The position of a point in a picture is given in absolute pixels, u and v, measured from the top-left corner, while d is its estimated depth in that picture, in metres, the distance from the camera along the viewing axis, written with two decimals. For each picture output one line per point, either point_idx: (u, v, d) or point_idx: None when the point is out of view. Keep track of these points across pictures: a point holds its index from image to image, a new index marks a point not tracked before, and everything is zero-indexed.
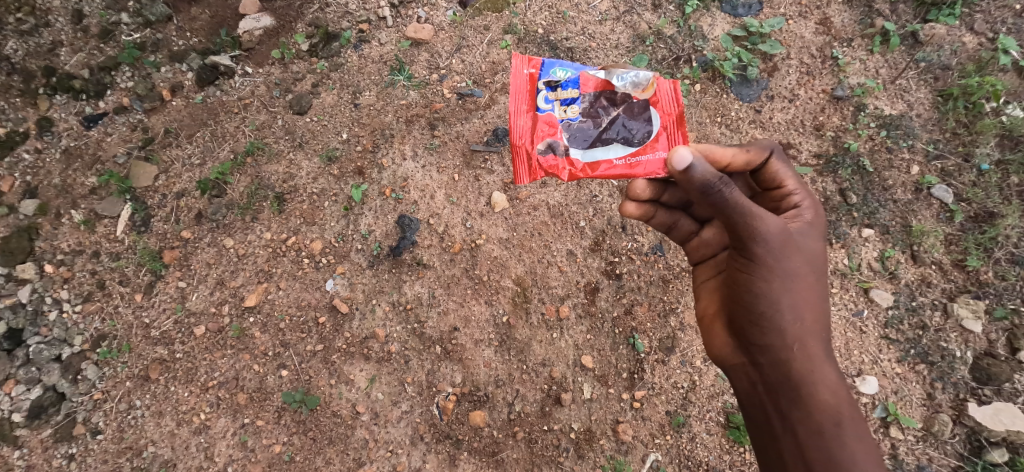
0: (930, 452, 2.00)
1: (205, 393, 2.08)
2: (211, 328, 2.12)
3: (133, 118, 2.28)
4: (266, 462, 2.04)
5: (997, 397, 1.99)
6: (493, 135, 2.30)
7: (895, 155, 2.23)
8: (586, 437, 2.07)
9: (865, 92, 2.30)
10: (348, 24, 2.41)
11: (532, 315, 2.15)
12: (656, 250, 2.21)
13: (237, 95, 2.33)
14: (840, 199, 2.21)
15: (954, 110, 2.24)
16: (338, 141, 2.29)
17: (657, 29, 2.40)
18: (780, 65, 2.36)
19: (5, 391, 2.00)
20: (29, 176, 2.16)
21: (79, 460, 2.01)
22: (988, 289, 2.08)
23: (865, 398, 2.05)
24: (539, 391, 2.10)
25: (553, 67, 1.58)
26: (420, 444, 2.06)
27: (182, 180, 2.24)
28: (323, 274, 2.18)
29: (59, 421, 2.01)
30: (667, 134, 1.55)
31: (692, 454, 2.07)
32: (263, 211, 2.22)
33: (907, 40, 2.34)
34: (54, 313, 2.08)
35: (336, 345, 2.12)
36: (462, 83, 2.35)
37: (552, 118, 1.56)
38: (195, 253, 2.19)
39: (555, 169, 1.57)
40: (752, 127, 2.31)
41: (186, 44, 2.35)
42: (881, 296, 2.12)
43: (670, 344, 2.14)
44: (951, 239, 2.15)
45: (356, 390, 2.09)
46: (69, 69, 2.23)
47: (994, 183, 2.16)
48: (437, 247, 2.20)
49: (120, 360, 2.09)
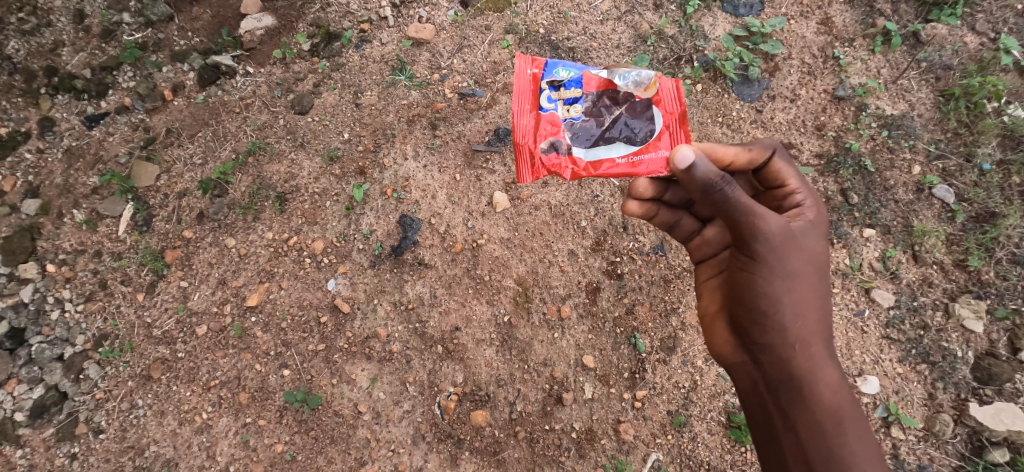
0: (931, 452, 2.00)
1: (207, 393, 2.08)
2: (213, 328, 2.13)
3: (135, 118, 2.28)
4: (267, 461, 2.04)
5: (998, 397, 1.99)
6: (494, 136, 2.30)
7: (896, 155, 2.23)
8: (587, 437, 2.07)
9: (866, 92, 2.30)
10: (349, 24, 2.41)
11: (533, 315, 2.16)
12: (657, 250, 2.21)
13: (239, 96, 2.33)
14: (841, 199, 2.21)
15: (955, 110, 2.24)
16: (339, 141, 2.29)
17: (658, 29, 2.40)
18: (781, 65, 2.35)
19: (7, 390, 2.00)
20: (31, 176, 2.16)
21: (81, 459, 2.01)
22: (989, 289, 2.08)
23: (866, 398, 2.05)
24: (541, 391, 2.11)
25: (556, 66, 1.58)
26: (422, 444, 2.06)
27: (183, 180, 2.24)
28: (325, 274, 2.18)
29: (61, 420, 2.02)
30: (669, 133, 1.54)
31: (694, 454, 2.07)
32: (265, 211, 2.22)
33: (908, 40, 2.34)
34: (56, 312, 2.09)
35: (338, 345, 2.13)
36: (463, 83, 2.36)
37: (555, 117, 1.57)
38: (197, 253, 2.19)
39: (558, 168, 1.58)
40: (753, 127, 2.31)
41: (188, 44, 2.36)
42: (882, 296, 2.12)
43: (671, 345, 2.14)
44: (953, 239, 2.15)
45: (357, 389, 2.09)
46: (71, 69, 2.23)
47: (996, 183, 2.16)
48: (438, 247, 2.20)
49: (122, 360, 2.09)
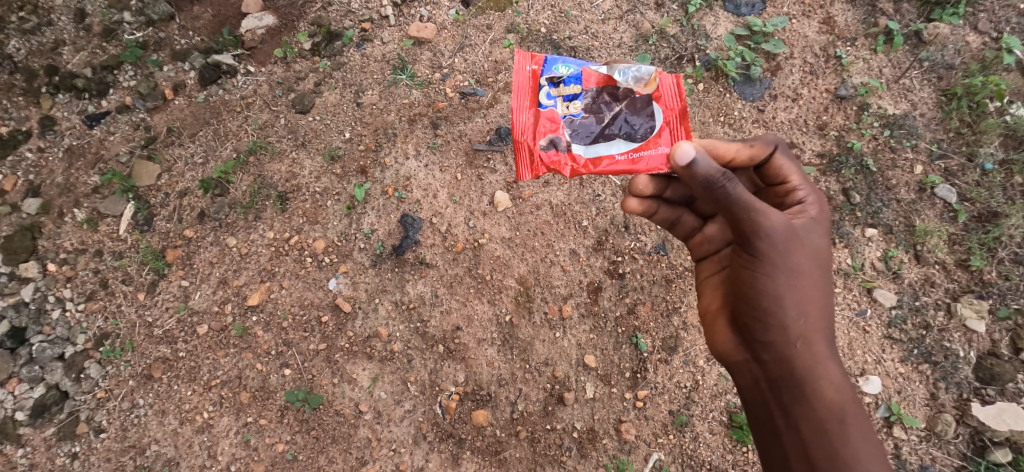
0: (933, 452, 2.00)
1: (208, 392, 2.08)
2: (214, 327, 2.13)
3: (136, 117, 2.28)
4: (268, 461, 2.04)
5: (1000, 397, 1.99)
6: (495, 135, 2.30)
7: (898, 154, 2.23)
8: (589, 437, 2.07)
9: (868, 92, 2.30)
10: (351, 23, 2.40)
11: (535, 315, 2.15)
12: (659, 249, 2.21)
13: (240, 95, 2.33)
14: (843, 198, 2.21)
15: (957, 110, 2.24)
16: (340, 140, 2.29)
17: (660, 28, 2.40)
18: (783, 65, 2.35)
19: (8, 389, 2.00)
20: (32, 175, 2.16)
21: (82, 458, 2.01)
22: (991, 289, 2.08)
23: (868, 398, 2.05)
24: (542, 391, 2.10)
25: (555, 62, 1.58)
26: (423, 443, 2.06)
27: (185, 179, 2.24)
28: (326, 274, 2.18)
29: (62, 419, 2.02)
30: (670, 129, 1.53)
31: (695, 453, 2.07)
32: (266, 210, 2.22)
33: (910, 39, 2.34)
34: (57, 311, 2.09)
35: (339, 344, 2.12)
36: (465, 82, 2.35)
37: (555, 114, 1.56)
38: (198, 252, 2.19)
39: (558, 165, 1.57)
40: (755, 126, 2.31)
41: (189, 43, 2.35)
42: (884, 296, 2.12)
43: (673, 344, 2.14)
44: (955, 239, 2.15)
45: (359, 389, 2.09)
46: (71, 68, 2.22)
47: (998, 183, 2.16)
48: (440, 246, 2.20)
49: (123, 359, 2.09)
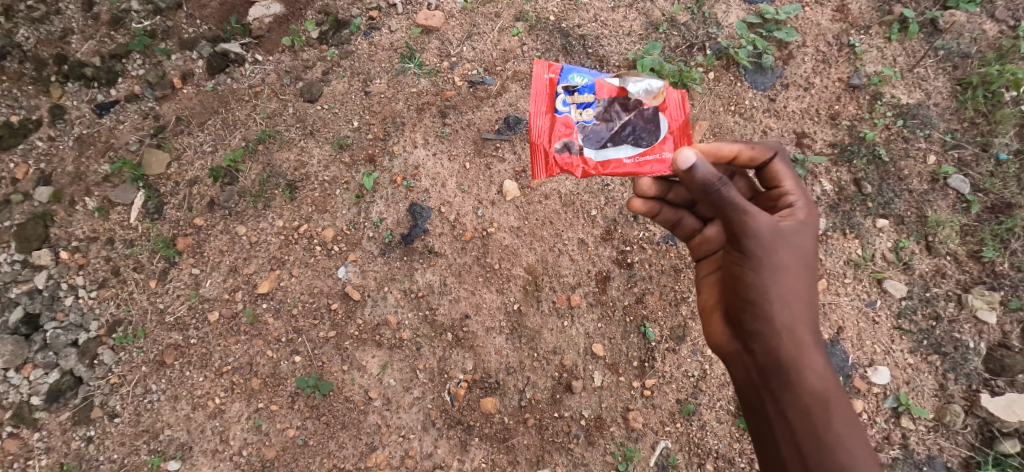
0: (941, 442, 1.99)
1: (219, 378, 2.11)
2: (225, 314, 2.15)
3: (145, 106, 2.29)
4: (280, 446, 2.06)
5: (1010, 388, 1.98)
6: (504, 124, 2.29)
7: (911, 145, 2.21)
8: (597, 424, 2.08)
9: (882, 81, 2.27)
10: (358, 11, 2.40)
11: (543, 303, 2.16)
12: (667, 239, 2.20)
13: (248, 83, 2.33)
14: (854, 189, 2.20)
15: (973, 99, 2.21)
16: (349, 129, 2.29)
17: (671, 16, 2.38)
18: (795, 53, 2.33)
19: (23, 374, 2.03)
20: (43, 163, 2.18)
21: (97, 442, 2.04)
22: (1003, 280, 2.07)
23: (876, 388, 2.05)
24: (550, 378, 2.12)
25: (571, 71, 1.57)
26: (432, 430, 2.08)
27: (194, 168, 2.26)
28: (335, 261, 2.19)
29: (76, 405, 2.04)
30: (677, 138, 1.55)
31: (703, 442, 2.07)
32: (275, 199, 2.23)
33: (926, 28, 2.31)
34: (70, 298, 2.11)
35: (349, 332, 2.14)
36: (473, 71, 2.34)
37: (569, 119, 1.56)
38: (208, 240, 2.21)
39: (570, 167, 1.58)
40: (766, 116, 2.29)
41: (197, 32, 2.35)
42: (894, 287, 2.11)
43: (681, 334, 2.14)
44: (968, 230, 2.13)
45: (367, 376, 2.11)
46: (80, 57, 2.24)
47: (1012, 173, 2.14)
48: (448, 235, 2.21)
49: (136, 346, 2.12)
